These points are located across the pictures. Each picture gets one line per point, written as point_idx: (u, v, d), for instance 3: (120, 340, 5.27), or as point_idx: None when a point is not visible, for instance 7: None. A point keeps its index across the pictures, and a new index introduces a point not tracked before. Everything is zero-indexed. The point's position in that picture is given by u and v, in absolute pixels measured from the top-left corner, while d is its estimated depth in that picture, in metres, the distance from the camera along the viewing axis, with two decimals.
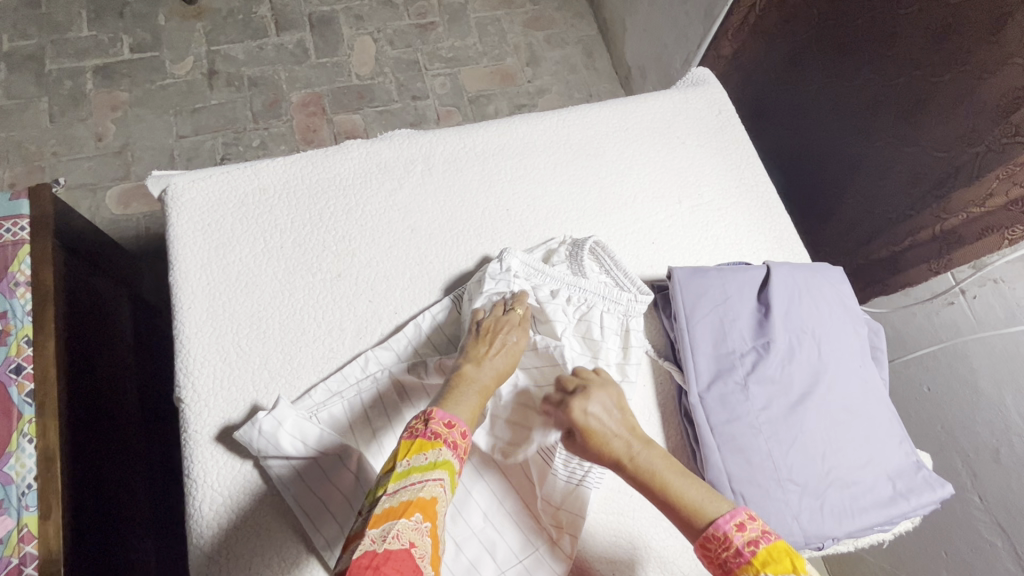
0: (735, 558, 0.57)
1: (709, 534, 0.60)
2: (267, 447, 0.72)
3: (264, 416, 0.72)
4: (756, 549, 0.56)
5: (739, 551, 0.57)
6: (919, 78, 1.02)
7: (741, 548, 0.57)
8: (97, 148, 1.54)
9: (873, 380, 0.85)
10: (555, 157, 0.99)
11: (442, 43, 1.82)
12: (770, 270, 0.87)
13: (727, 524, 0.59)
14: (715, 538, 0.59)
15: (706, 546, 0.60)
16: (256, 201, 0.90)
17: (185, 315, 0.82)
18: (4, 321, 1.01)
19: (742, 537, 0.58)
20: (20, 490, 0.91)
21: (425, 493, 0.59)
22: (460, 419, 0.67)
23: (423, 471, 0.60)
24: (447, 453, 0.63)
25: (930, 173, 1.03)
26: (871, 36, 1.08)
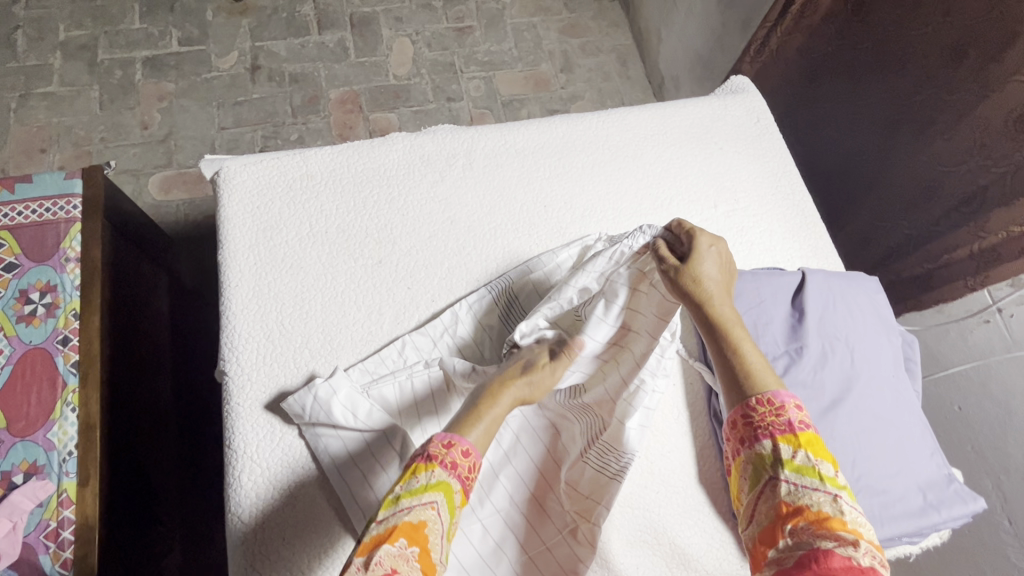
0: (779, 425, 0.59)
1: (765, 396, 0.61)
2: (320, 413, 0.76)
3: (321, 383, 0.77)
4: (805, 431, 0.59)
5: (790, 422, 0.59)
6: (934, 96, 1.03)
7: (792, 421, 0.59)
8: (143, 136, 1.60)
9: (906, 391, 0.85)
10: (593, 158, 1.01)
11: (479, 47, 1.85)
12: (805, 277, 0.88)
13: (786, 397, 0.61)
14: (765, 403, 0.61)
15: (752, 407, 0.61)
16: (303, 186, 0.93)
17: (232, 291, 0.85)
18: (55, 294, 1.05)
19: (797, 415, 0.60)
20: (61, 457, 0.95)
21: (413, 518, 0.56)
22: (462, 437, 0.61)
23: (412, 495, 0.57)
24: (441, 474, 0.58)
25: (941, 185, 1.06)
26: (882, 54, 1.11)
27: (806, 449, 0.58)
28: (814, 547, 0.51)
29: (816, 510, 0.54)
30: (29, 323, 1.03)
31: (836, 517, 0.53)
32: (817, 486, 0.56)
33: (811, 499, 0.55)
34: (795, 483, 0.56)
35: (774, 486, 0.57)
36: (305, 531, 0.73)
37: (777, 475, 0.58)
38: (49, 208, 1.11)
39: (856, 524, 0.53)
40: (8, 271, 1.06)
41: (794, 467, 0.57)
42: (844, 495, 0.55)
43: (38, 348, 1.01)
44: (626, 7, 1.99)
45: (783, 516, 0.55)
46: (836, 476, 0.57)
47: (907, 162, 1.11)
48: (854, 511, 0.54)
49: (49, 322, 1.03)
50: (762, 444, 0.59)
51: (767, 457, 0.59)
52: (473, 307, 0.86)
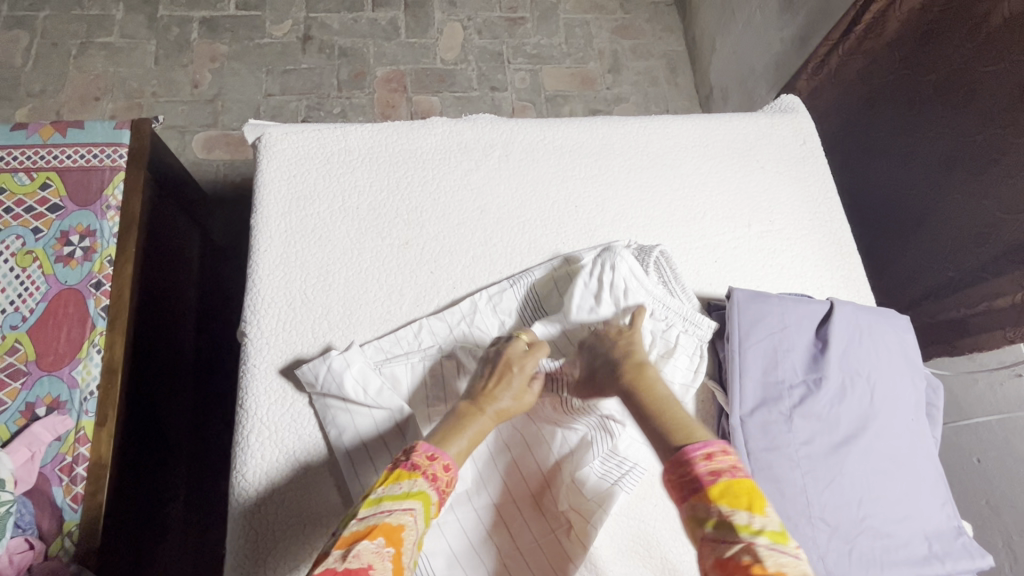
0: (693, 481, 0.55)
1: (679, 455, 0.57)
2: (332, 386, 0.77)
3: (336, 355, 0.78)
4: (718, 480, 0.54)
5: (702, 476, 0.54)
6: (997, 136, 0.99)
7: (703, 473, 0.55)
8: (192, 94, 1.64)
9: (924, 436, 0.83)
10: (630, 163, 1.00)
11: (529, 39, 1.84)
12: (833, 307, 0.86)
13: (696, 450, 0.57)
14: (681, 462, 0.57)
15: (674, 469, 0.57)
16: (340, 160, 0.94)
17: (260, 256, 0.87)
18: (93, 239, 1.08)
19: (707, 466, 0.55)
20: (82, 396, 0.98)
21: (393, 519, 0.56)
22: (444, 452, 0.63)
23: (394, 499, 0.58)
24: (422, 483, 0.60)
25: (996, 231, 1.01)
26: (945, 88, 1.07)
27: (716, 502, 0.53)
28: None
29: (738, 561, 0.48)
30: (67, 264, 1.06)
31: (755, 565, 0.47)
32: (732, 535, 0.50)
33: (732, 551, 0.49)
34: (714, 537, 0.51)
35: (703, 546, 0.52)
36: (305, 498, 0.75)
37: (703, 534, 0.52)
38: (96, 155, 1.14)
39: (781, 568, 0.47)
40: (53, 211, 1.10)
41: (713, 523, 0.52)
42: (761, 540, 0.49)
43: (72, 289, 1.05)
44: (681, 12, 1.96)
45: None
46: (753, 522, 0.51)
47: (957, 203, 1.07)
48: (777, 555, 0.48)
49: (85, 265, 1.06)
50: (685, 504, 0.55)
51: (692, 516, 0.54)
52: (495, 301, 0.87)
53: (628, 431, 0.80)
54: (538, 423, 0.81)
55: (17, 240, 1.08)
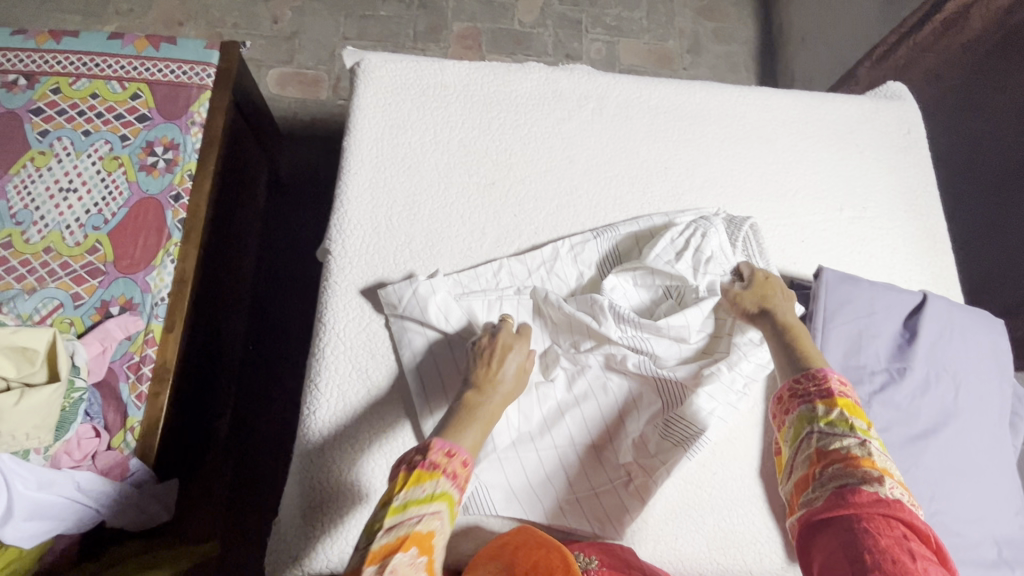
0: (820, 391, 0.61)
1: (810, 373, 0.64)
2: (416, 313, 0.78)
3: (423, 281, 0.79)
4: (845, 395, 0.60)
5: (830, 389, 0.61)
6: None
7: (833, 387, 0.61)
8: (272, 29, 1.65)
9: (1004, 442, 0.80)
10: (724, 132, 0.97)
11: (610, 10, 1.80)
12: (926, 299, 0.83)
13: (830, 374, 0.63)
14: (814, 378, 0.63)
15: (798, 384, 0.64)
16: (435, 94, 0.94)
17: (349, 178, 0.87)
18: (175, 152, 1.10)
19: (839, 384, 0.61)
20: (153, 301, 1.01)
21: (423, 528, 0.55)
22: (461, 446, 0.62)
23: (420, 505, 0.56)
24: (445, 483, 0.59)
25: None
26: None
27: (839, 408, 0.59)
28: (840, 483, 0.52)
29: (845, 451, 0.55)
30: (149, 174, 1.08)
31: (864, 457, 0.54)
32: (847, 433, 0.56)
33: (841, 443, 0.56)
34: (827, 432, 0.57)
35: (809, 438, 0.58)
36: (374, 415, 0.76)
37: (812, 429, 0.59)
38: (186, 72, 1.16)
39: (886, 467, 0.54)
40: (141, 121, 1.12)
41: (828, 421, 0.58)
42: (874, 443, 0.56)
43: (151, 199, 1.07)
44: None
45: (814, 462, 0.56)
46: (869, 431, 0.58)
47: None
48: (884, 457, 0.55)
49: (166, 177, 1.08)
50: (802, 407, 0.61)
51: (805, 415, 0.60)
52: (577, 250, 0.86)
53: (709, 399, 0.77)
54: (608, 373, 0.81)
55: (106, 145, 1.09)
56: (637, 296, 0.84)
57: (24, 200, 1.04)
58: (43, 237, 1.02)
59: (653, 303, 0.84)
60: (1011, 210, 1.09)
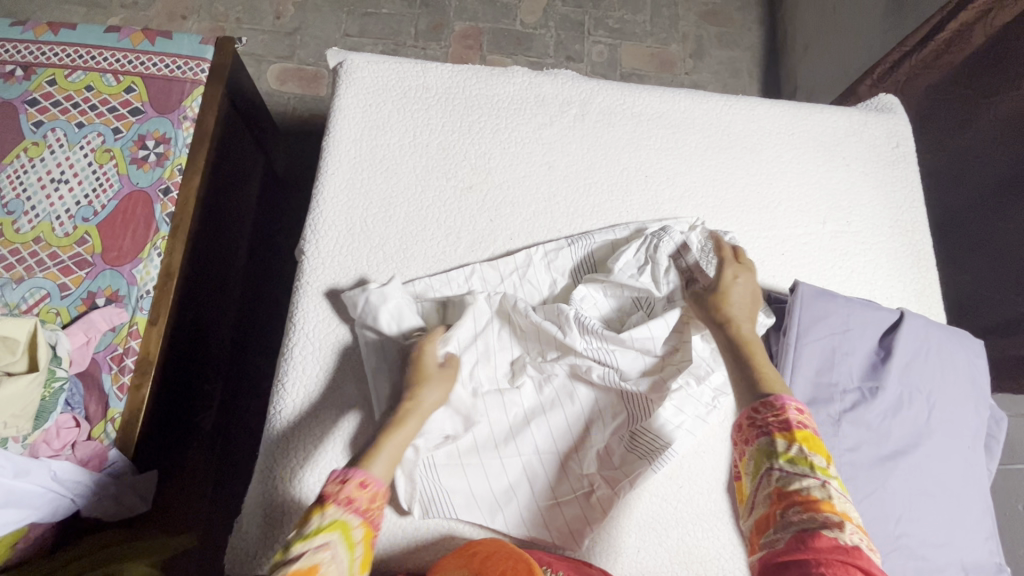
0: (778, 423, 0.57)
1: (767, 400, 0.59)
2: (384, 322, 0.78)
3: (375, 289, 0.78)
4: (803, 428, 0.56)
5: (789, 421, 0.57)
6: None
7: (791, 419, 0.57)
8: (273, 25, 1.66)
9: (977, 466, 0.78)
10: (708, 141, 0.96)
11: (613, 13, 1.79)
12: (903, 318, 0.81)
13: (789, 401, 0.59)
14: (768, 407, 0.59)
15: (755, 410, 0.59)
16: (417, 96, 0.93)
17: (327, 179, 0.87)
18: (167, 146, 1.10)
19: (797, 415, 0.57)
20: (139, 294, 1.01)
21: (306, 562, 0.51)
22: (367, 471, 0.59)
23: (305, 539, 0.53)
24: (335, 512, 0.55)
25: None
26: None
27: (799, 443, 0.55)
28: (799, 528, 0.49)
29: (805, 493, 0.52)
30: (140, 167, 1.08)
31: (825, 501, 0.51)
32: (807, 472, 0.53)
33: (802, 484, 0.52)
34: (788, 471, 0.54)
35: (768, 475, 0.55)
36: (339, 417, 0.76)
37: (771, 465, 0.55)
38: (179, 67, 1.16)
39: (846, 509, 0.51)
40: (133, 115, 1.12)
41: (788, 458, 0.55)
42: (836, 484, 0.53)
43: (141, 192, 1.07)
44: (776, 5, 1.87)
45: (774, 503, 0.53)
46: (829, 468, 0.54)
47: None
48: (844, 499, 0.52)
49: (156, 171, 1.08)
50: (760, 440, 0.57)
51: (764, 450, 0.56)
52: (552, 258, 0.86)
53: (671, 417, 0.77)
54: (574, 382, 0.80)
55: (98, 137, 1.09)
56: (608, 306, 0.84)
57: (16, 190, 1.05)
58: (33, 227, 1.03)
59: (624, 314, 0.83)
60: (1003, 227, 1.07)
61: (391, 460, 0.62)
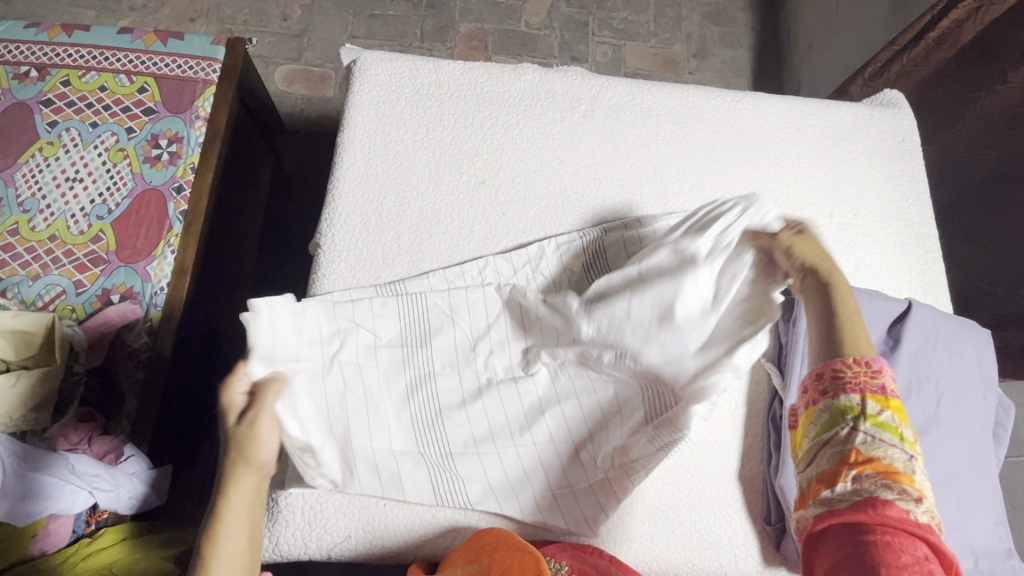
0: (874, 386, 0.54)
1: (863, 361, 0.56)
2: (395, 325, 0.80)
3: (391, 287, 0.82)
4: (895, 396, 0.54)
5: (885, 386, 0.54)
6: None
7: (888, 386, 0.54)
8: (281, 27, 1.68)
9: (986, 453, 0.80)
10: (716, 136, 0.98)
11: (616, 13, 1.81)
12: (911, 307, 0.83)
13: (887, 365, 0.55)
14: (860, 364, 0.56)
15: (845, 366, 0.55)
16: (429, 93, 0.95)
17: (342, 174, 0.89)
18: (180, 145, 1.11)
19: (892, 383, 0.55)
20: (153, 290, 1.01)
21: None
22: None
23: None
24: None
25: None
26: None
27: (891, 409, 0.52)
28: (874, 492, 0.48)
29: (888, 460, 0.50)
30: (153, 166, 1.09)
31: (907, 473, 0.49)
32: (891, 442, 0.51)
33: (885, 450, 0.50)
34: (869, 433, 0.51)
35: (848, 431, 0.52)
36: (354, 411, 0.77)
37: (854, 424, 0.52)
38: (192, 66, 1.17)
39: (919, 485, 0.50)
40: (146, 114, 1.13)
41: (874, 420, 0.52)
42: (915, 458, 0.51)
43: (154, 190, 1.08)
44: (778, 5, 1.88)
45: (846, 461, 0.51)
46: (910, 441, 0.53)
47: None
48: (919, 473, 0.51)
49: (169, 169, 1.09)
50: (846, 395, 0.54)
51: (847, 407, 0.53)
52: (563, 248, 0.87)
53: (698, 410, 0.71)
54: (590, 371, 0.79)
55: (112, 137, 1.11)
56: None
57: (31, 189, 1.06)
58: (49, 225, 1.04)
59: None
60: (1007, 220, 1.08)
61: (237, 554, 0.57)
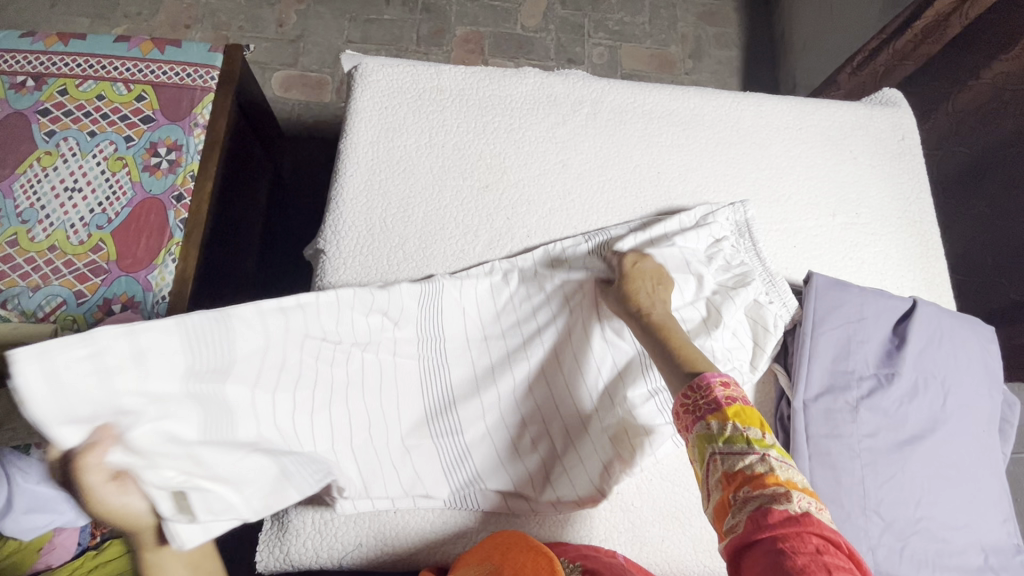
0: (710, 404, 0.55)
1: (694, 381, 0.58)
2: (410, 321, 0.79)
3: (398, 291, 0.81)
4: (731, 403, 0.55)
5: (717, 400, 0.55)
6: None
7: (719, 398, 0.55)
8: (277, 33, 1.67)
9: (993, 449, 0.80)
10: (718, 137, 0.98)
11: (612, 15, 1.81)
12: (915, 305, 0.83)
13: (713, 377, 0.57)
14: (694, 388, 0.57)
15: (686, 395, 0.58)
16: (431, 98, 0.95)
17: (345, 180, 0.88)
18: (179, 153, 1.11)
19: (722, 391, 0.56)
20: (155, 299, 1.01)
21: None
22: None
23: None
24: None
25: None
26: None
27: (731, 420, 0.53)
28: (752, 506, 0.48)
29: (749, 470, 0.51)
30: (153, 174, 1.09)
31: (769, 475, 0.50)
32: (745, 448, 0.52)
33: (743, 463, 0.51)
34: (727, 452, 0.53)
35: (713, 460, 0.53)
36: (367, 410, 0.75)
37: (713, 450, 0.54)
38: (190, 74, 1.17)
39: (791, 477, 0.50)
40: (145, 123, 1.12)
41: (725, 438, 0.53)
42: (775, 453, 0.51)
43: (155, 199, 1.07)
44: (773, 5, 1.89)
45: (725, 488, 0.51)
46: (766, 438, 0.53)
47: None
48: (787, 466, 0.51)
49: (169, 178, 1.09)
50: (698, 424, 0.56)
51: (705, 434, 0.55)
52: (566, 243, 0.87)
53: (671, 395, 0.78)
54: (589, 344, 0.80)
55: (111, 146, 1.10)
56: None
57: (30, 199, 1.05)
58: (48, 235, 1.03)
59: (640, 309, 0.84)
60: None
61: None
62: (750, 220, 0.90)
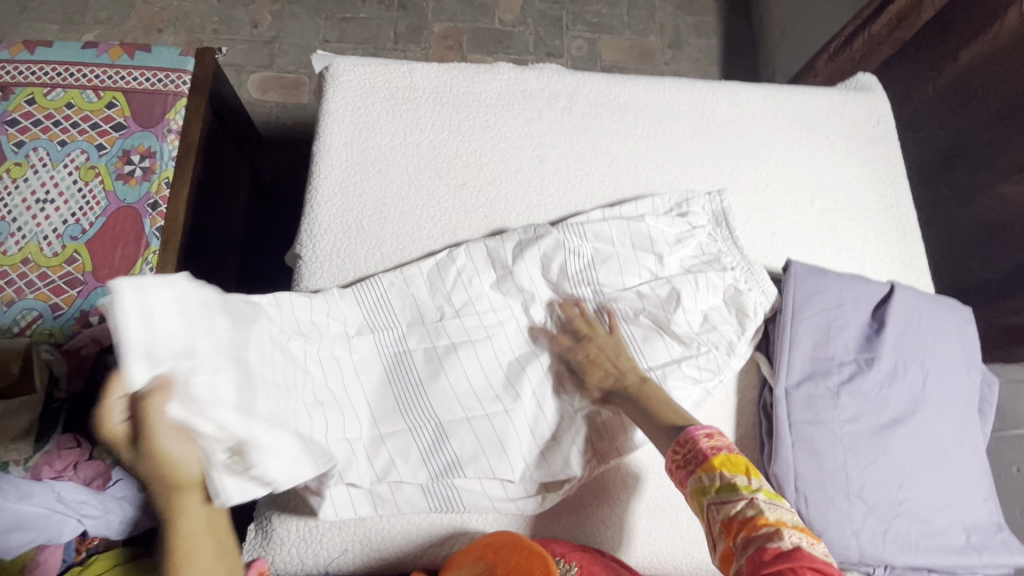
0: (699, 458, 0.59)
1: (680, 437, 0.62)
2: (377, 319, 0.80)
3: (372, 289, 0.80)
4: (718, 454, 0.59)
5: (704, 453, 0.59)
6: None
7: (705, 451, 0.60)
8: (251, 34, 1.65)
9: (973, 429, 0.81)
10: (695, 127, 0.98)
11: (590, 7, 1.80)
12: (893, 289, 0.84)
13: (697, 431, 0.61)
14: (682, 442, 0.62)
15: (676, 452, 0.62)
16: (404, 96, 0.94)
17: (319, 182, 0.87)
18: (152, 160, 1.09)
19: (708, 443, 0.60)
20: None
21: None
22: None
23: None
24: None
25: None
26: None
27: (719, 470, 0.58)
28: (749, 552, 0.52)
29: (742, 517, 0.54)
30: (126, 182, 1.07)
31: (760, 519, 0.54)
32: (734, 496, 0.56)
33: (735, 510, 0.55)
34: (722, 503, 0.56)
35: (712, 513, 0.57)
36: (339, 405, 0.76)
37: (710, 502, 0.57)
38: (161, 79, 1.15)
39: (782, 518, 0.54)
40: (116, 130, 1.10)
41: (718, 489, 0.57)
42: (762, 496, 0.56)
43: (129, 208, 1.05)
44: None
45: (726, 538, 0.55)
46: (754, 483, 0.57)
47: None
48: (777, 508, 0.55)
49: (143, 185, 1.07)
50: (692, 477, 0.59)
51: (700, 487, 0.58)
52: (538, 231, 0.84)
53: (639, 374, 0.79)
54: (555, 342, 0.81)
55: (82, 155, 1.08)
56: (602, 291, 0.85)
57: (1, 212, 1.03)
58: (21, 248, 1.01)
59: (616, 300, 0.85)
60: None
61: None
62: (726, 209, 0.88)
